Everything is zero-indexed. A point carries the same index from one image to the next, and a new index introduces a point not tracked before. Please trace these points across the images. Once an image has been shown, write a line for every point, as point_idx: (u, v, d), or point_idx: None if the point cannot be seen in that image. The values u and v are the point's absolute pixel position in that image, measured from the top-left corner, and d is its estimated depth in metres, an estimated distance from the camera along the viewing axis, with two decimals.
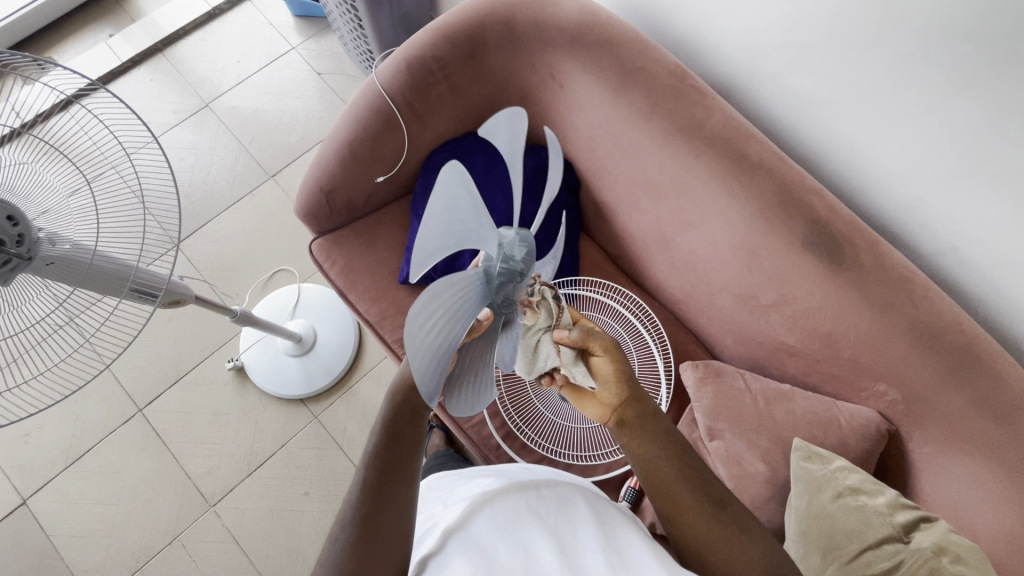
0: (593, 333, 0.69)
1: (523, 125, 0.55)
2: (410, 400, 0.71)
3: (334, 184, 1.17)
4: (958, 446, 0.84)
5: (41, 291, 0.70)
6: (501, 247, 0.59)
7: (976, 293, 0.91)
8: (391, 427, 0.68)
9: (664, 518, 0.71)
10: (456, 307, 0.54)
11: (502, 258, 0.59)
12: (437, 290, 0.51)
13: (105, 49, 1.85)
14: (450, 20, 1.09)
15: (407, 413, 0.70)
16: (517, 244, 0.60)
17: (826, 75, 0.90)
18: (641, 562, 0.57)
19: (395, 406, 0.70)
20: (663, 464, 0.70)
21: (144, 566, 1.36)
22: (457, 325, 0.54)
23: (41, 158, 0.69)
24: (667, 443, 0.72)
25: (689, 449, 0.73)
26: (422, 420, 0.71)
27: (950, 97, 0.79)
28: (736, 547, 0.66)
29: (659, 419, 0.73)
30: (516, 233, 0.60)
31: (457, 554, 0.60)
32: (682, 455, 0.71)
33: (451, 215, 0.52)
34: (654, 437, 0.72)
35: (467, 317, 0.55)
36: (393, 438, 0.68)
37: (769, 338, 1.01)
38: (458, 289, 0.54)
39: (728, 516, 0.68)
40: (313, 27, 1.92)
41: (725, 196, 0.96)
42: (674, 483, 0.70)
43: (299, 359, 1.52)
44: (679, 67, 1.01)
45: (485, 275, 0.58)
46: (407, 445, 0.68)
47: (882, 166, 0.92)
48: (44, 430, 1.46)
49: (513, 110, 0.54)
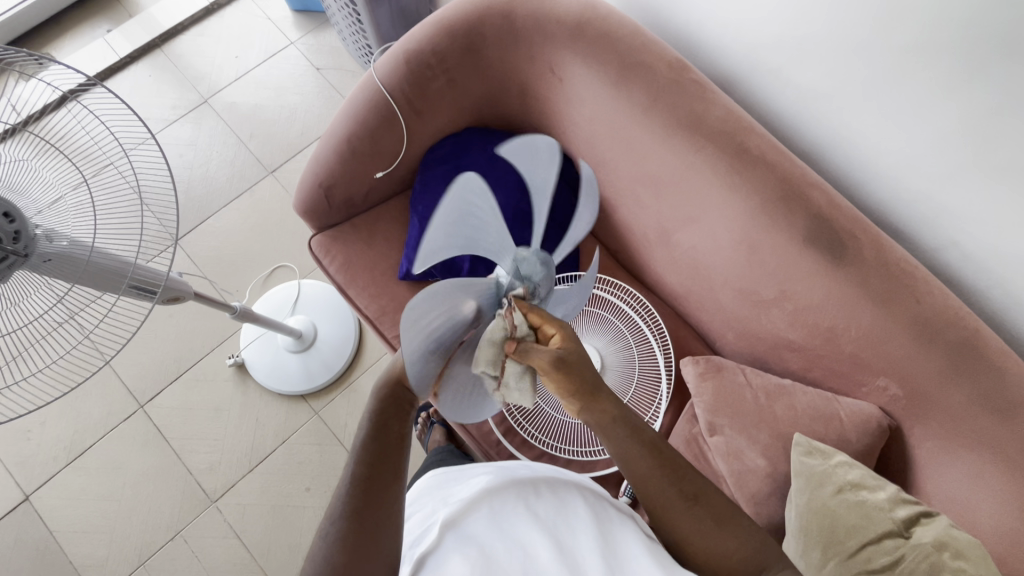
0: (534, 351, 0.63)
1: (593, 207, 0.65)
2: (395, 392, 0.70)
3: (333, 179, 1.17)
4: (959, 442, 0.84)
5: (39, 287, 0.70)
6: (518, 265, 0.62)
7: (979, 287, 0.90)
8: (379, 421, 0.68)
9: (657, 519, 0.69)
10: (476, 238, 0.59)
11: (515, 273, 0.63)
12: (497, 213, 0.57)
13: (103, 45, 1.84)
14: (450, 15, 1.08)
15: (393, 407, 0.70)
16: (535, 266, 0.63)
17: (826, 70, 0.90)
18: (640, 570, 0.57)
19: (382, 403, 0.70)
20: (641, 462, 0.68)
21: (147, 562, 1.36)
22: (460, 239, 0.58)
23: (39, 155, 0.68)
24: (638, 439, 0.69)
25: (664, 442, 0.70)
26: (410, 415, 0.71)
27: (954, 89, 0.78)
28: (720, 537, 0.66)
29: (623, 418, 0.69)
30: (538, 257, 0.63)
31: (453, 547, 0.61)
32: (657, 449, 0.69)
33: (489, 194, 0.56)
34: (622, 438, 0.69)
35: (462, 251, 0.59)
36: (380, 432, 0.68)
37: (770, 334, 1.01)
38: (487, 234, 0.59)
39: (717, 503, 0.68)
40: (313, 22, 1.91)
41: (726, 191, 0.95)
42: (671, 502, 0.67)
43: (299, 355, 1.52)
44: (679, 61, 1.00)
45: (497, 284, 0.63)
46: (394, 438, 0.68)
47: (884, 161, 0.92)
48: (45, 426, 1.46)
49: (550, 140, 0.55)
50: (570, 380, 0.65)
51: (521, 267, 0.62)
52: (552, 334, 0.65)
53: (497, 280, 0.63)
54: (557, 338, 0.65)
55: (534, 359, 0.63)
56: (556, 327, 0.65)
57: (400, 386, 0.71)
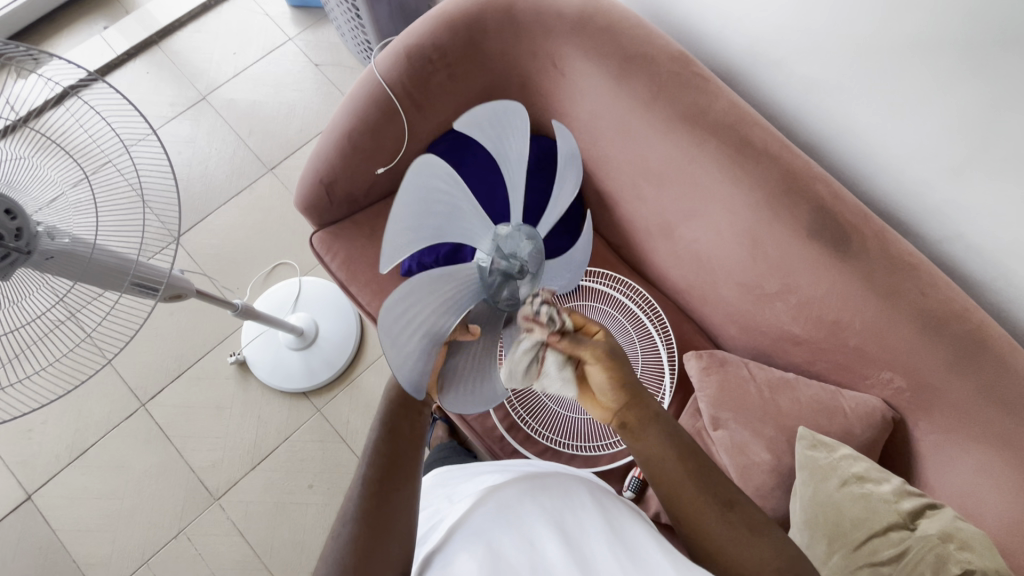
0: (586, 342, 0.64)
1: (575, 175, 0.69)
2: (406, 398, 0.71)
3: (334, 175, 1.16)
4: (965, 434, 0.84)
5: (41, 285, 0.69)
6: (500, 241, 0.60)
7: (984, 280, 0.90)
8: (390, 424, 0.69)
9: (665, 508, 0.69)
10: (447, 227, 0.56)
11: (500, 255, 0.60)
12: (466, 193, 0.56)
13: (100, 42, 1.83)
14: (452, 8, 1.08)
15: (405, 410, 0.70)
16: (522, 240, 0.60)
17: (830, 62, 0.90)
18: (645, 554, 0.57)
19: (393, 407, 0.70)
20: (673, 463, 0.68)
21: (151, 560, 1.36)
22: (432, 224, 0.55)
23: (39, 152, 0.67)
24: (675, 441, 0.69)
25: (694, 443, 0.70)
26: (421, 418, 0.72)
27: (959, 80, 0.77)
28: (717, 522, 0.66)
29: (662, 418, 0.69)
30: (511, 230, 0.60)
31: (463, 545, 0.60)
32: (689, 450, 0.69)
33: (427, 198, 0.52)
34: (661, 438, 0.69)
35: (431, 242, 0.56)
36: (392, 433, 0.69)
37: (772, 327, 1.01)
38: (460, 215, 0.57)
39: (709, 482, 0.68)
40: (310, 17, 1.90)
41: (729, 184, 0.95)
42: (682, 484, 0.67)
43: (300, 352, 1.51)
44: (681, 54, 1.00)
45: (481, 272, 0.60)
46: (405, 438, 0.69)
47: (887, 153, 0.91)
48: (47, 425, 1.46)
49: (509, 103, 0.55)
50: (621, 370, 0.66)
51: (502, 244, 0.60)
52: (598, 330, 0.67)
53: (479, 264, 0.60)
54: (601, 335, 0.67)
55: (582, 349, 0.64)
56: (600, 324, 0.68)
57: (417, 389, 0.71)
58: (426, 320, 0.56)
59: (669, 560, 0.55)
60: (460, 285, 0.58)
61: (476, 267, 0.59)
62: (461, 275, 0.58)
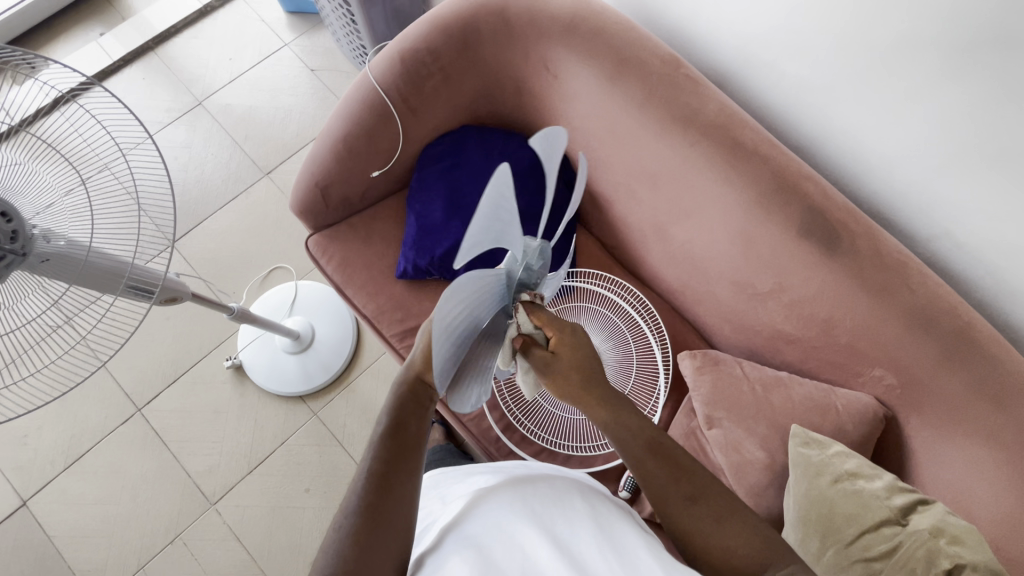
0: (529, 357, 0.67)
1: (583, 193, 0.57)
2: (413, 389, 0.72)
3: (329, 178, 1.17)
4: (955, 430, 0.85)
5: (36, 288, 0.70)
6: (526, 256, 0.59)
7: (973, 278, 0.91)
8: (396, 417, 0.69)
9: (653, 508, 0.70)
10: (500, 238, 0.52)
11: (524, 269, 0.60)
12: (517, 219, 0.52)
13: (96, 49, 1.84)
14: (445, 12, 1.09)
15: (411, 404, 0.71)
16: (537, 254, 0.59)
17: (819, 64, 0.91)
18: (636, 557, 0.58)
19: (395, 405, 0.70)
20: (644, 464, 0.69)
21: (146, 565, 1.36)
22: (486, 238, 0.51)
23: (36, 158, 0.68)
24: (642, 438, 0.70)
25: (665, 441, 0.71)
26: (427, 412, 0.72)
27: (946, 81, 0.78)
28: (694, 508, 0.66)
29: (623, 418, 0.71)
30: (538, 245, 0.59)
31: (455, 544, 0.61)
32: (660, 447, 0.70)
33: (489, 218, 0.48)
34: (626, 438, 0.70)
35: (489, 247, 0.52)
36: (400, 432, 0.68)
37: (764, 326, 1.02)
38: (507, 233, 0.53)
39: (673, 472, 0.69)
40: (306, 23, 1.91)
41: (721, 183, 0.96)
42: (651, 471, 0.69)
43: (298, 356, 1.52)
44: (672, 56, 1.01)
45: (506, 277, 0.58)
46: (411, 438, 0.68)
47: (876, 154, 0.93)
48: (42, 431, 1.46)
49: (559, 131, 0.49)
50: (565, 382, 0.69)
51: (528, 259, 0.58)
52: (552, 337, 0.67)
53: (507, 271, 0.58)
54: (554, 340, 0.68)
55: (535, 363, 0.68)
56: (554, 331, 0.67)
57: (418, 383, 0.72)
58: (464, 315, 0.51)
59: (659, 562, 0.56)
60: (490, 289, 0.55)
61: (505, 272, 0.58)
62: (494, 279, 0.56)
